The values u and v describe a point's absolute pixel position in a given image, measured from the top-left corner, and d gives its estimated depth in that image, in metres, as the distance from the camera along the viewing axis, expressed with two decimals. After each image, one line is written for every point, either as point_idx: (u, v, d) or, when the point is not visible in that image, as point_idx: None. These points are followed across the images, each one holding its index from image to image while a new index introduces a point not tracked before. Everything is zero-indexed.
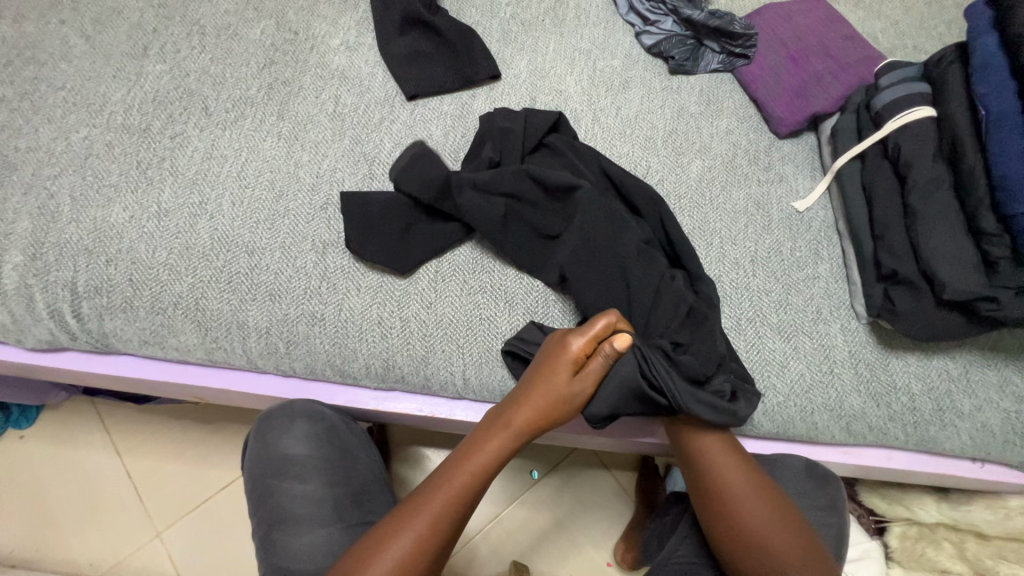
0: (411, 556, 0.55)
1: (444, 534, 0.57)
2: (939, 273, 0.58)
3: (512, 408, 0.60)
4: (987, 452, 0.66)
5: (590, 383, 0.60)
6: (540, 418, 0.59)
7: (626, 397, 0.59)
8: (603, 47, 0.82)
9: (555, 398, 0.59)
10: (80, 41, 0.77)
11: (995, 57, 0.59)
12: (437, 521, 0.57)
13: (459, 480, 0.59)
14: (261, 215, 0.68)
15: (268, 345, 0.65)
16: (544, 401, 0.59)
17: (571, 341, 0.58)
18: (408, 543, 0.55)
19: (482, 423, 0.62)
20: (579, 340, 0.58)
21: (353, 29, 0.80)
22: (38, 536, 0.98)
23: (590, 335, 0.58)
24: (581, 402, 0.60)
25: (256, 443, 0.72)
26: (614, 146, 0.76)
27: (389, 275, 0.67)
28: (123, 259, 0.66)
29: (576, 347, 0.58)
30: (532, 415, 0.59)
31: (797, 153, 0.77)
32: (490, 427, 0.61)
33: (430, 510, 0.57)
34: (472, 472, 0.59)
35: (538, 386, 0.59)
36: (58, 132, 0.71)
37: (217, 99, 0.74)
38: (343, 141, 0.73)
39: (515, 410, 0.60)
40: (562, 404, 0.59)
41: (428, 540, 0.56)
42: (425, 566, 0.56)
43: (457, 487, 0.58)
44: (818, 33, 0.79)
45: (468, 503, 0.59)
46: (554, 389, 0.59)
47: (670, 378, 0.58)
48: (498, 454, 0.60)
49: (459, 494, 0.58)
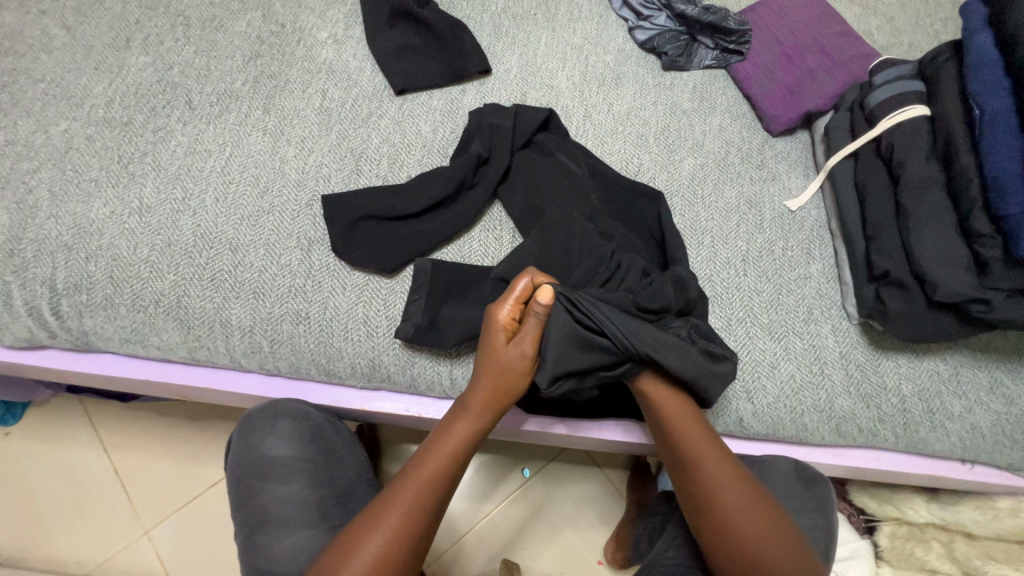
0: (388, 552, 0.54)
1: (421, 528, 0.56)
2: (931, 274, 0.57)
3: (469, 390, 0.60)
4: (976, 454, 0.66)
5: (529, 346, 0.58)
6: (500, 396, 0.59)
7: (571, 342, 0.56)
8: (596, 42, 0.81)
9: (498, 368, 0.58)
10: (61, 32, 0.75)
11: (989, 55, 0.58)
12: (409, 511, 0.56)
13: (428, 470, 0.58)
14: (245, 211, 0.67)
15: (252, 344, 0.64)
16: (488, 372, 0.58)
17: (497, 307, 0.58)
18: (380, 538, 0.54)
19: (449, 413, 0.61)
20: (505, 306, 0.58)
21: (341, 22, 0.79)
22: (23, 534, 0.97)
23: (513, 297, 0.58)
24: (527, 369, 0.58)
25: (241, 442, 0.71)
26: (606, 143, 0.75)
27: (376, 274, 0.66)
28: (103, 255, 0.64)
29: (503, 311, 0.58)
30: (483, 389, 0.59)
31: (791, 151, 0.76)
32: (455, 414, 0.60)
33: (403, 501, 0.56)
34: (440, 461, 0.58)
35: (486, 361, 0.58)
36: (37, 125, 0.70)
37: (201, 92, 0.73)
38: (329, 137, 0.72)
39: (470, 391, 0.59)
40: (513, 376, 0.58)
41: (401, 536, 0.55)
42: (403, 561, 0.54)
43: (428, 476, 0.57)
44: (813, 30, 0.78)
45: (442, 493, 0.58)
46: (498, 361, 0.58)
47: (617, 320, 0.56)
48: (464, 438, 0.59)
49: (428, 483, 0.57)
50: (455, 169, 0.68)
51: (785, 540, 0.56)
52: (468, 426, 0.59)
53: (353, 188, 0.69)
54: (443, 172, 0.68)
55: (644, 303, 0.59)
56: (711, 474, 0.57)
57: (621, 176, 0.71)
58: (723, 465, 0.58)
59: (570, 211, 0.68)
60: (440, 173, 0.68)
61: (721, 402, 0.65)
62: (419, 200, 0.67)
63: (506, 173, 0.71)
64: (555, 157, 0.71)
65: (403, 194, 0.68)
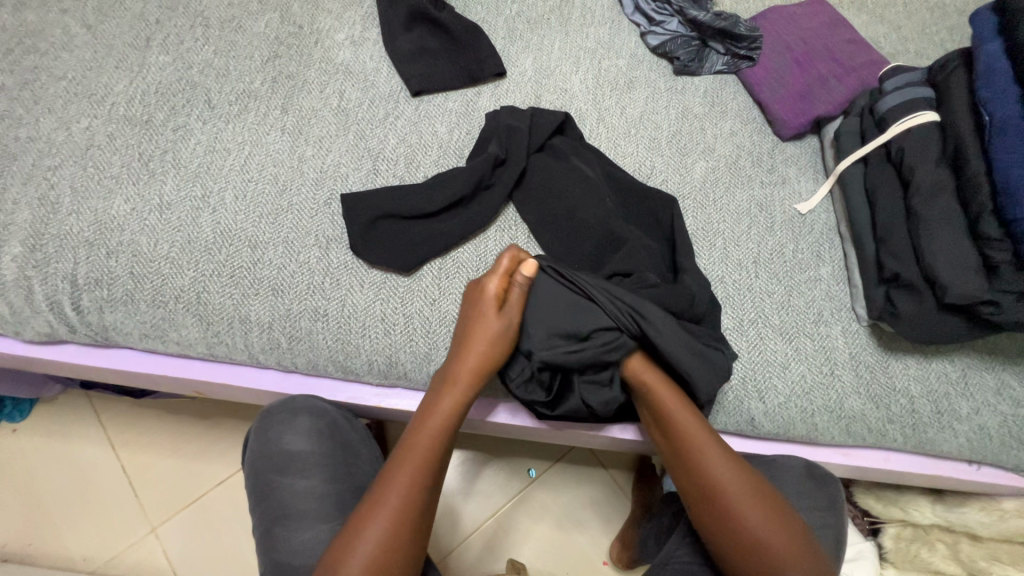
0: (392, 528, 0.55)
1: (422, 499, 0.57)
2: (941, 276, 0.58)
3: (451, 361, 0.61)
4: (984, 454, 0.67)
5: (516, 313, 0.61)
6: (489, 365, 0.60)
7: (563, 319, 0.60)
8: (608, 46, 0.82)
9: (489, 340, 0.60)
10: (81, 31, 0.76)
11: (998, 63, 0.60)
12: (408, 485, 0.57)
13: (421, 448, 0.59)
14: (264, 209, 0.68)
15: (270, 341, 0.65)
16: (478, 343, 0.60)
17: (485, 281, 0.61)
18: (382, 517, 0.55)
19: (432, 386, 0.62)
20: (493, 278, 0.61)
21: (358, 24, 0.80)
22: (32, 530, 0.97)
23: (500, 271, 0.62)
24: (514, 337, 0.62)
25: (259, 438, 0.72)
26: (619, 146, 0.76)
27: (392, 273, 0.67)
28: (124, 251, 0.65)
29: (492, 285, 0.61)
30: (472, 360, 0.60)
31: (800, 155, 0.78)
32: (439, 387, 0.61)
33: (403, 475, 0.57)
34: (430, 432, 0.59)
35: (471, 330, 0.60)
36: (59, 122, 0.70)
37: (220, 92, 0.74)
38: (347, 136, 0.73)
39: (455, 361, 0.60)
40: (502, 345, 0.61)
41: (404, 511, 0.56)
42: (411, 536, 0.55)
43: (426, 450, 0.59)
44: (822, 37, 0.79)
45: (436, 464, 0.59)
46: (487, 330, 0.60)
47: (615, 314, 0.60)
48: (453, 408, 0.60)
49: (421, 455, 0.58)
50: (472, 170, 0.69)
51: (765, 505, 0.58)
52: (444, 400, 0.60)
53: (370, 188, 0.70)
54: (459, 172, 0.69)
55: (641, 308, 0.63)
56: (698, 449, 0.59)
57: (636, 180, 0.72)
58: (707, 440, 0.59)
59: (582, 216, 0.69)
60: (457, 173, 0.70)
61: (732, 401, 0.66)
62: (436, 200, 0.68)
63: (522, 175, 0.72)
64: (570, 160, 0.72)
65: (421, 194, 0.69)
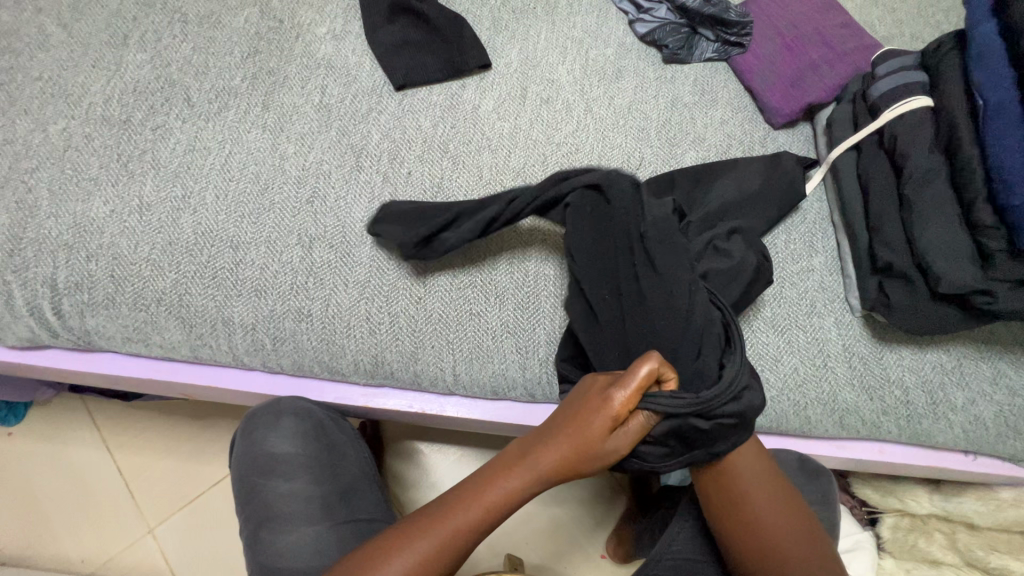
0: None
1: (451, 554, 0.54)
2: (934, 265, 0.57)
3: (539, 449, 0.55)
4: (978, 444, 0.66)
5: (628, 444, 0.52)
6: (559, 470, 0.53)
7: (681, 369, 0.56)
8: (596, 35, 0.80)
9: (586, 448, 0.52)
10: (57, 30, 0.74)
11: (993, 44, 0.58)
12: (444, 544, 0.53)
13: (455, 519, 0.54)
14: (246, 209, 0.67)
15: (254, 341, 0.65)
16: (568, 442, 0.53)
17: (615, 391, 0.51)
18: (402, 563, 0.53)
19: (516, 451, 0.57)
20: (625, 391, 0.50)
21: (339, 17, 0.78)
22: (27, 534, 0.97)
23: (636, 382, 0.50)
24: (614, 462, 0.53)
25: (243, 441, 0.74)
26: (607, 137, 0.74)
27: (341, 267, 0.65)
28: (104, 254, 0.64)
29: (620, 396, 0.50)
30: (554, 456, 0.53)
31: (792, 143, 0.76)
32: (516, 464, 0.55)
33: (433, 534, 0.54)
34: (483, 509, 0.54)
35: (571, 436, 0.53)
36: (35, 124, 0.69)
37: (199, 89, 0.72)
38: (329, 133, 0.72)
39: (541, 451, 0.54)
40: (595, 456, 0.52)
41: (433, 561, 0.53)
42: None
43: (473, 513, 0.54)
44: (814, 22, 0.78)
45: (468, 543, 0.54)
46: (591, 445, 0.52)
47: (733, 250, 0.62)
48: (513, 495, 0.55)
49: (488, 508, 0.54)
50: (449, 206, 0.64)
51: (772, 476, 0.60)
52: (526, 485, 0.55)
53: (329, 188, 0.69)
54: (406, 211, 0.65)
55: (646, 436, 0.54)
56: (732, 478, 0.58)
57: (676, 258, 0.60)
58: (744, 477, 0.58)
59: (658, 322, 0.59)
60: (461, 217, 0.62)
61: None
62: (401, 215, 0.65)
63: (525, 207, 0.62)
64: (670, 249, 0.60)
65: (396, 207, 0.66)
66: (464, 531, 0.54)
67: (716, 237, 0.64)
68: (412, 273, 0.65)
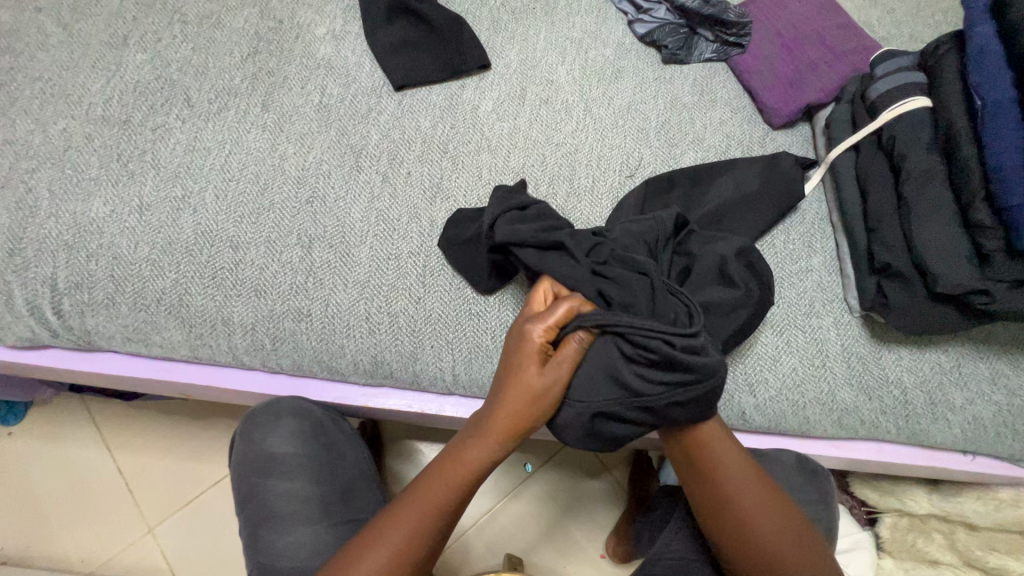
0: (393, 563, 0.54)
1: (430, 530, 0.56)
2: (932, 266, 0.57)
3: (487, 413, 0.56)
4: (977, 444, 0.66)
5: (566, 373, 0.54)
6: (514, 427, 0.55)
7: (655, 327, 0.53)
8: (595, 35, 0.80)
9: (527, 394, 0.54)
10: (57, 30, 0.75)
11: (991, 45, 0.58)
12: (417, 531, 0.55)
13: (430, 496, 0.56)
14: (245, 209, 0.67)
15: (254, 341, 0.65)
16: (509, 397, 0.54)
17: (533, 327, 0.54)
18: (384, 554, 0.54)
19: (470, 424, 0.59)
20: (540, 326, 0.54)
21: (339, 18, 0.78)
22: (27, 533, 0.97)
23: (550, 319, 0.54)
24: (558, 398, 0.55)
25: (243, 441, 0.74)
26: (606, 137, 0.74)
27: (341, 267, 0.65)
28: (104, 254, 0.64)
29: (537, 332, 0.54)
30: (501, 417, 0.55)
31: (791, 143, 0.76)
32: (471, 433, 0.57)
33: (409, 520, 0.56)
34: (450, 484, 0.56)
35: (509, 389, 0.55)
36: (36, 124, 0.69)
37: (198, 90, 0.73)
38: (329, 133, 0.72)
39: (488, 414, 0.56)
40: (539, 402, 0.54)
41: (412, 547, 0.55)
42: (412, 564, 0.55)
43: (441, 486, 0.56)
44: (813, 22, 0.78)
45: (448, 515, 0.57)
46: (530, 387, 0.54)
47: (739, 278, 0.60)
48: (477, 463, 0.56)
49: (457, 481, 0.56)
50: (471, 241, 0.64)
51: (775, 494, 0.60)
52: (488, 452, 0.56)
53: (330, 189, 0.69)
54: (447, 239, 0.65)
55: (610, 404, 0.54)
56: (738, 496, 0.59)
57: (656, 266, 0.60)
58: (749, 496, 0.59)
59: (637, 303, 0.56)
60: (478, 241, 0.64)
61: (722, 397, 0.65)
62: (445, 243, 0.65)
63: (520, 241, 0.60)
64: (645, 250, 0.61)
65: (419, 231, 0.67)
66: (441, 505, 0.56)
67: (726, 262, 0.60)
68: (410, 273, 0.65)
